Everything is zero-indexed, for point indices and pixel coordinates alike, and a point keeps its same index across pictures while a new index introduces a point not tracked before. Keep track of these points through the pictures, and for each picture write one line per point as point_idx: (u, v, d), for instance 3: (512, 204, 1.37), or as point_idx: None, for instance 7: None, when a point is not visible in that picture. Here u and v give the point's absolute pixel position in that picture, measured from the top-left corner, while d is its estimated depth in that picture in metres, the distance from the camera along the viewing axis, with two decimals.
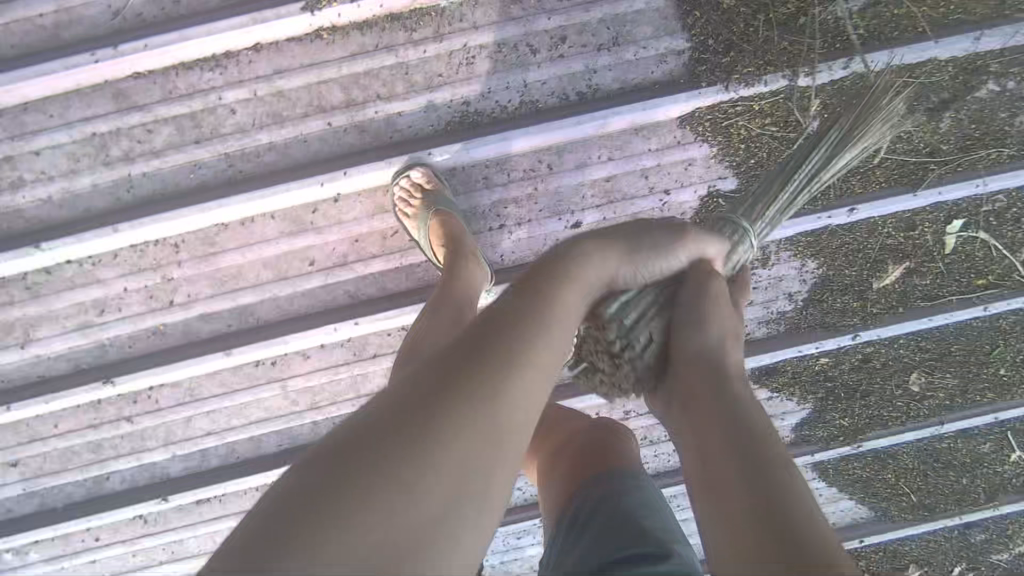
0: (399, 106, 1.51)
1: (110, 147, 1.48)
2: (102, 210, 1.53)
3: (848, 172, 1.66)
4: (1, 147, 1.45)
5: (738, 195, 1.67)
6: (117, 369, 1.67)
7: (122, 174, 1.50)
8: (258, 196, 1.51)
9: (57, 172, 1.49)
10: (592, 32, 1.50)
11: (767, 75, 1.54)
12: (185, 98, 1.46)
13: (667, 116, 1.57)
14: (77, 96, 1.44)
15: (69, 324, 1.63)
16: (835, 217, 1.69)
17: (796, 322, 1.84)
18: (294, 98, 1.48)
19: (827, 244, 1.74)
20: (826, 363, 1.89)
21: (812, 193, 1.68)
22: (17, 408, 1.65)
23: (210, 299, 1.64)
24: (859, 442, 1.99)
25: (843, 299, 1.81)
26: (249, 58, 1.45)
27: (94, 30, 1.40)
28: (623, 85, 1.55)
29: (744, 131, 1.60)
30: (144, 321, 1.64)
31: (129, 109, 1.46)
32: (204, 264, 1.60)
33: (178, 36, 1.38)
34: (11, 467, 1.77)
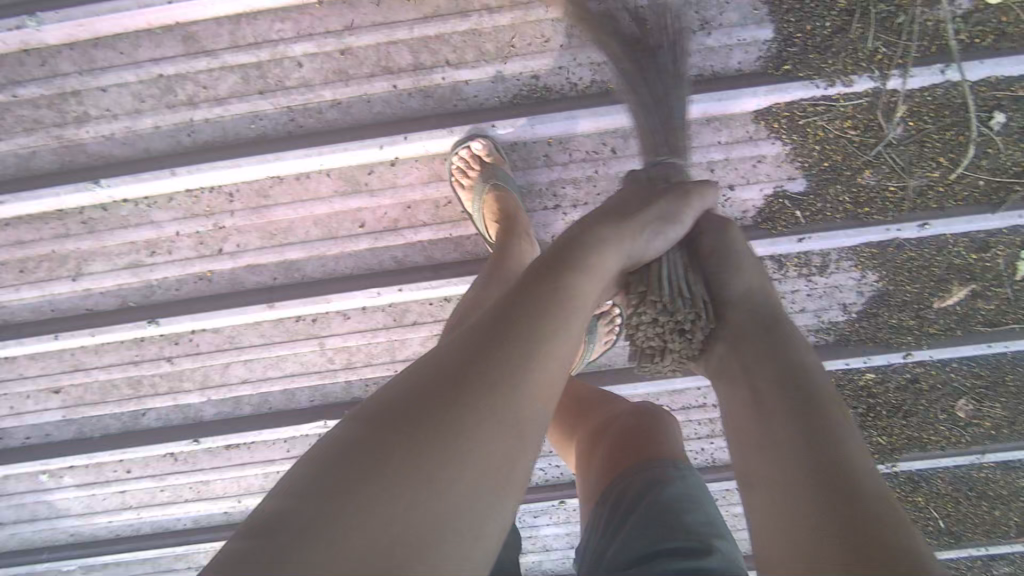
0: (467, 73, 1.48)
1: (176, 90, 1.48)
2: (163, 152, 1.54)
3: (926, 185, 1.58)
4: (69, 81, 1.46)
5: (804, 198, 1.61)
6: (161, 311, 1.68)
7: (185, 118, 1.50)
8: (317, 152, 1.50)
9: (122, 110, 1.49)
10: (675, 14, 1.44)
11: (854, 75, 1.47)
12: (253, 47, 1.44)
13: (746, 108, 1.50)
14: (147, 36, 1.43)
15: (120, 262, 1.65)
16: (904, 231, 1.62)
17: (846, 333, 1.78)
18: (361, 57, 1.46)
19: (891, 257, 1.68)
20: (871, 378, 1.83)
21: (883, 204, 1.61)
22: (65, 338, 1.68)
23: (259, 250, 1.65)
24: (892, 461, 1.94)
25: (899, 315, 1.74)
26: (320, 12, 1.42)
27: None
28: (699, 73, 1.50)
29: (820, 132, 1.54)
30: (193, 267, 1.66)
31: (197, 53, 1.45)
32: (256, 215, 1.60)
33: None
34: (52, 394, 1.81)
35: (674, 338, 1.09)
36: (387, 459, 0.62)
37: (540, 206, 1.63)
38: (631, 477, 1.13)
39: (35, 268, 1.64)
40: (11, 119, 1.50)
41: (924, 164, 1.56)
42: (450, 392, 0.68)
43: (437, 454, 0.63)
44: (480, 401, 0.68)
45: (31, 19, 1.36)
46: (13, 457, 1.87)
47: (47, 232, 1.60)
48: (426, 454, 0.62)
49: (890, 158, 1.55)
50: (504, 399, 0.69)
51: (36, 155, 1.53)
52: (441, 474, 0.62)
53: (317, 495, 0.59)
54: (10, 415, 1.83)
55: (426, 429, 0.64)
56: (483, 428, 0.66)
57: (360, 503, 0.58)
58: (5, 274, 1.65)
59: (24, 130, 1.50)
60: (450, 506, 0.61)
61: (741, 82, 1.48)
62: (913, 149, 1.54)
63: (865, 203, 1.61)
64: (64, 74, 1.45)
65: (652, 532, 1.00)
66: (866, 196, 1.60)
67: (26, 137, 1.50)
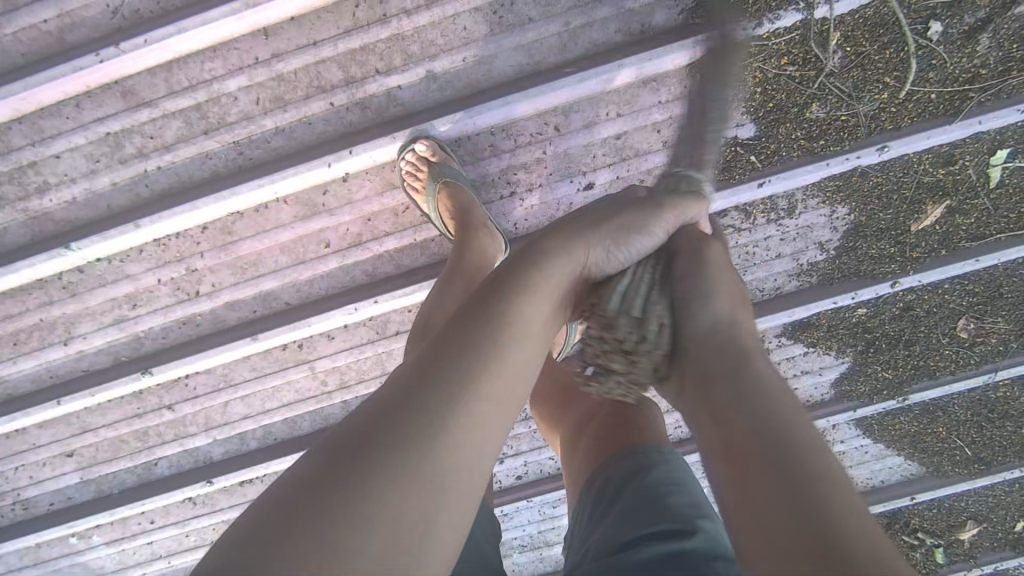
0: (398, 79, 1.50)
1: (126, 145, 1.53)
2: (125, 206, 1.58)
3: (876, 108, 1.56)
4: (24, 154, 1.51)
5: (756, 143, 1.60)
6: (153, 360, 1.72)
7: (139, 170, 1.55)
8: (269, 180, 1.52)
9: (80, 173, 1.55)
10: None
11: (779, 11, 1.46)
12: (189, 90, 1.48)
13: (677, 65, 1.50)
14: (88, 97, 1.48)
15: (106, 319, 1.69)
16: (865, 157, 1.59)
17: (829, 271, 1.76)
18: (294, 81, 1.49)
19: (858, 186, 1.65)
20: (864, 314, 1.80)
21: (837, 134, 1.59)
22: (67, 402, 1.72)
23: (234, 286, 1.68)
24: (903, 395, 1.90)
25: (879, 245, 1.72)
26: (246, 45, 1.46)
27: (97, 31, 1.44)
28: (626, 37, 1.50)
29: (757, 74, 1.53)
30: (175, 313, 1.69)
31: (138, 106, 1.49)
32: (224, 253, 1.64)
33: (174, 28, 1.40)
34: (66, 458, 1.86)
35: (618, 360, 0.96)
36: (346, 474, 0.59)
37: (495, 196, 1.65)
38: (616, 465, 1.11)
39: (26, 339, 1.70)
40: None
41: (869, 87, 1.54)
42: (388, 423, 0.64)
43: (399, 440, 0.62)
44: (437, 413, 0.65)
45: None
46: (39, 524, 1.91)
47: (31, 302, 1.66)
48: (378, 455, 0.61)
49: (834, 87, 1.54)
50: (457, 401, 0.67)
51: (7, 229, 1.58)
52: (402, 481, 0.60)
53: (303, 510, 0.56)
54: (30, 485, 1.88)
55: (376, 449, 0.61)
56: (398, 463, 0.60)
57: (324, 514, 0.56)
58: (0, 349, 1.70)
59: None
60: (402, 519, 0.58)
61: (667, 37, 1.49)
62: (856, 73, 1.53)
63: (819, 137, 1.59)
64: (18, 148, 1.51)
65: (634, 516, 0.96)
66: (818, 131, 1.58)
67: None
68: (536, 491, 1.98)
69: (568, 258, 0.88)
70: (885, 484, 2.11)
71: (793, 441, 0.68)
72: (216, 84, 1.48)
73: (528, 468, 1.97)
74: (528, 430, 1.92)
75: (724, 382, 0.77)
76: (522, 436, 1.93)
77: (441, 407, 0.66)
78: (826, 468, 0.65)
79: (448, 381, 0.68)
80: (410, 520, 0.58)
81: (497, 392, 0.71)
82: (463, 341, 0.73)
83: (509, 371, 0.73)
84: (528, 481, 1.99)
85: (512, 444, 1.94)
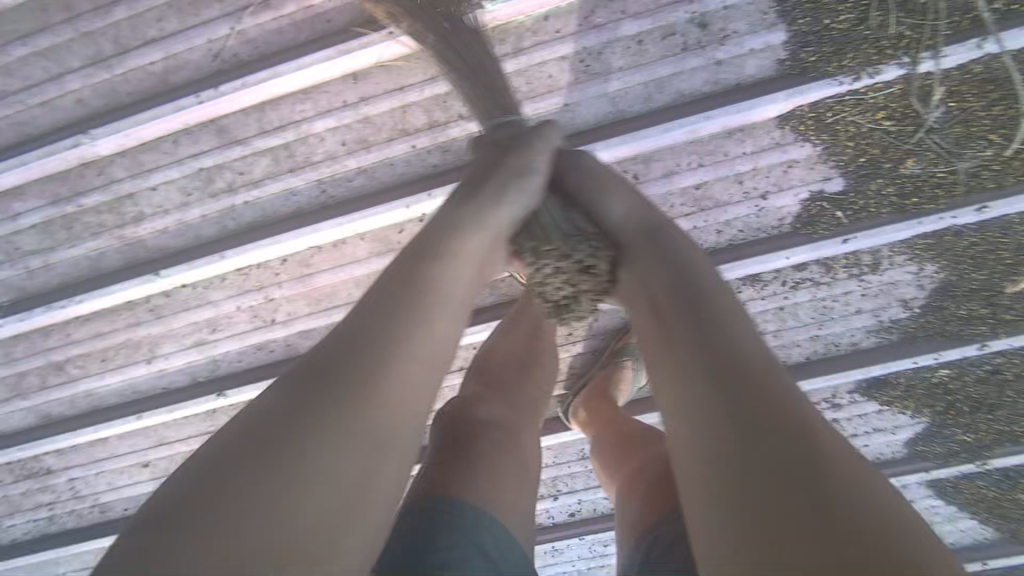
0: (480, 124, 1.51)
1: (217, 179, 1.59)
2: (213, 237, 1.64)
3: (978, 166, 1.49)
4: (124, 185, 1.59)
5: (846, 197, 1.55)
6: (227, 382, 1.77)
7: (228, 204, 1.60)
8: (349, 219, 1.56)
9: (172, 204, 1.61)
10: (681, 34, 1.43)
11: (882, 64, 1.41)
12: (280, 130, 1.53)
13: (767, 117, 1.47)
14: (185, 134, 1.55)
15: (187, 341, 1.75)
16: (961, 217, 1.53)
17: (910, 330, 1.68)
18: (379, 123, 1.52)
19: (951, 245, 1.58)
20: (947, 374, 1.72)
21: (932, 192, 1.53)
22: (148, 417, 1.80)
23: (309, 317, 1.71)
24: (985, 460, 1.80)
25: (968, 305, 1.64)
26: (336, 88, 1.50)
27: (198, 72, 1.50)
28: (712, 88, 1.48)
29: (852, 128, 1.48)
30: (251, 338, 1.74)
31: (231, 143, 1.55)
32: (302, 284, 1.67)
33: (270, 72, 1.45)
34: (142, 468, 1.92)
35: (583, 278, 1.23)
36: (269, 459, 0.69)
37: None
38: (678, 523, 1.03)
39: (114, 355, 1.77)
40: (79, 226, 1.64)
41: (972, 144, 1.48)
42: (345, 366, 0.78)
43: (294, 453, 0.69)
44: (355, 407, 0.74)
45: (86, 136, 1.51)
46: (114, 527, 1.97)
47: (120, 322, 1.73)
48: (311, 445, 0.70)
49: (932, 143, 1.48)
50: (376, 407, 0.75)
51: (104, 254, 1.67)
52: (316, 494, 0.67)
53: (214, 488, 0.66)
54: (107, 490, 1.96)
55: (328, 407, 0.73)
56: (323, 452, 0.70)
57: (206, 528, 0.62)
58: (90, 364, 1.78)
59: (91, 234, 1.64)
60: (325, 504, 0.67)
61: (756, 89, 1.45)
62: (958, 129, 1.47)
63: (913, 194, 1.53)
64: (119, 180, 1.59)
65: None
66: (913, 187, 1.53)
67: (93, 239, 1.65)
68: (592, 530, 1.97)
69: (479, 226, 1.03)
70: (957, 546, 2.02)
71: (793, 416, 0.72)
72: (306, 124, 1.52)
73: (583, 505, 1.97)
74: (588, 469, 1.91)
75: (707, 358, 0.80)
76: (582, 475, 1.92)
77: (384, 374, 0.78)
78: (844, 472, 0.67)
79: (380, 356, 0.79)
80: (333, 498, 0.68)
81: (407, 395, 0.79)
82: (394, 327, 0.83)
83: (433, 347, 0.85)
84: (584, 517, 1.98)
85: (569, 482, 1.93)
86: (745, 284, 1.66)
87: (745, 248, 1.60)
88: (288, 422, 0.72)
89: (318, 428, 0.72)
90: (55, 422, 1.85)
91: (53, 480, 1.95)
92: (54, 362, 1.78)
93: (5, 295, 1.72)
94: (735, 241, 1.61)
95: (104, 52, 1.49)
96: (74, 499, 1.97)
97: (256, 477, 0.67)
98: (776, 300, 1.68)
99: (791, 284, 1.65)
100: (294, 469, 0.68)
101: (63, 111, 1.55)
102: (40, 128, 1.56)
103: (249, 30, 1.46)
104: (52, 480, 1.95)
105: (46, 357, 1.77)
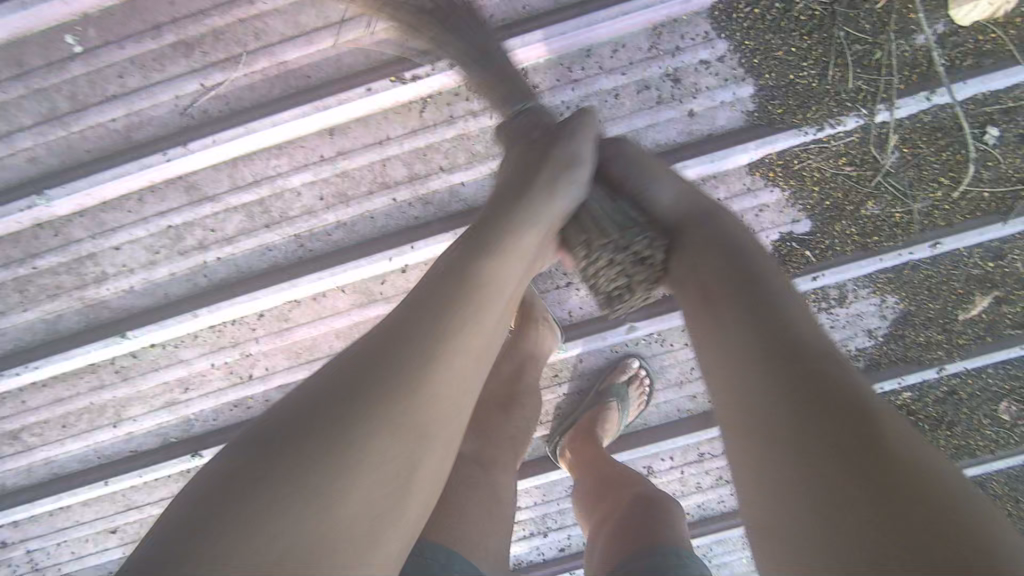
0: (461, 175, 1.50)
1: (186, 237, 1.52)
2: (183, 295, 1.57)
3: (930, 206, 1.61)
4: (83, 246, 1.50)
5: (812, 238, 1.63)
6: (204, 441, 1.70)
7: (198, 261, 1.54)
8: (329, 273, 1.52)
9: (138, 264, 1.53)
10: (656, 87, 1.49)
11: (843, 115, 1.51)
12: (253, 186, 1.48)
13: (738, 165, 1.55)
14: (149, 191, 1.48)
15: (158, 401, 1.68)
16: (917, 253, 1.64)
17: (876, 357, 1.78)
18: (358, 177, 1.49)
19: (909, 278, 1.69)
20: (909, 397, 1.82)
21: (891, 231, 1.63)
22: (116, 482, 1.70)
23: (289, 371, 1.66)
24: None
25: (926, 333, 1.74)
26: (312, 143, 1.46)
27: (162, 128, 1.43)
28: (687, 137, 1.53)
29: (818, 173, 1.57)
30: (227, 396, 1.68)
31: (200, 200, 1.49)
32: (280, 339, 1.63)
33: (243, 129, 1.40)
34: (110, 534, 1.83)
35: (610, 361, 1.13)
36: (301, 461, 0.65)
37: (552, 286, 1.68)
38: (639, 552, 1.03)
39: (77, 420, 1.67)
40: (33, 289, 1.54)
41: (925, 186, 1.59)
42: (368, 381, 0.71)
43: (358, 447, 0.67)
44: (399, 406, 0.70)
45: (41, 198, 1.43)
46: None
47: (83, 385, 1.64)
48: (347, 460, 0.66)
49: (890, 186, 1.58)
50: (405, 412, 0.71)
51: (63, 316, 1.57)
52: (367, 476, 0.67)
53: (247, 482, 0.63)
54: (72, 559, 1.85)
55: (363, 399, 0.70)
56: (369, 470, 0.67)
57: (196, 525, 0.61)
58: (50, 431, 1.68)
59: (47, 297, 1.55)
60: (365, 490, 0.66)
61: (727, 140, 1.52)
62: (912, 172, 1.57)
63: (874, 233, 1.63)
64: (77, 240, 1.50)
65: None
66: (874, 227, 1.62)
67: (50, 302, 1.55)
68: (581, 563, 1.98)
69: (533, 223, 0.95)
70: None
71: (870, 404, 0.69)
72: (283, 179, 1.48)
73: (573, 539, 1.97)
74: (574, 505, 1.93)
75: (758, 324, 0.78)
76: (567, 510, 1.94)
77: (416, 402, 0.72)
78: (912, 454, 0.65)
79: (422, 355, 0.74)
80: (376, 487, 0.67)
81: (451, 395, 0.75)
82: (431, 326, 0.77)
83: (481, 340, 0.80)
84: (573, 551, 1.99)
85: (557, 518, 1.95)
86: None
87: None
88: (323, 409, 0.69)
89: (362, 410, 0.69)
90: (12, 492, 1.74)
91: (10, 553, 1.84)
92: (9, 431, 1.68)
93: None
94: None
95: (59, 108, 1.41)
96: (34, 571, 1.85)
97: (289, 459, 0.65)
98: None
99: None
100: (347, 463, 0.66)
101: (9, 169, 1.44)
102: None
103: (219, 85, 1.41)
104: (9, 554, 1.84)
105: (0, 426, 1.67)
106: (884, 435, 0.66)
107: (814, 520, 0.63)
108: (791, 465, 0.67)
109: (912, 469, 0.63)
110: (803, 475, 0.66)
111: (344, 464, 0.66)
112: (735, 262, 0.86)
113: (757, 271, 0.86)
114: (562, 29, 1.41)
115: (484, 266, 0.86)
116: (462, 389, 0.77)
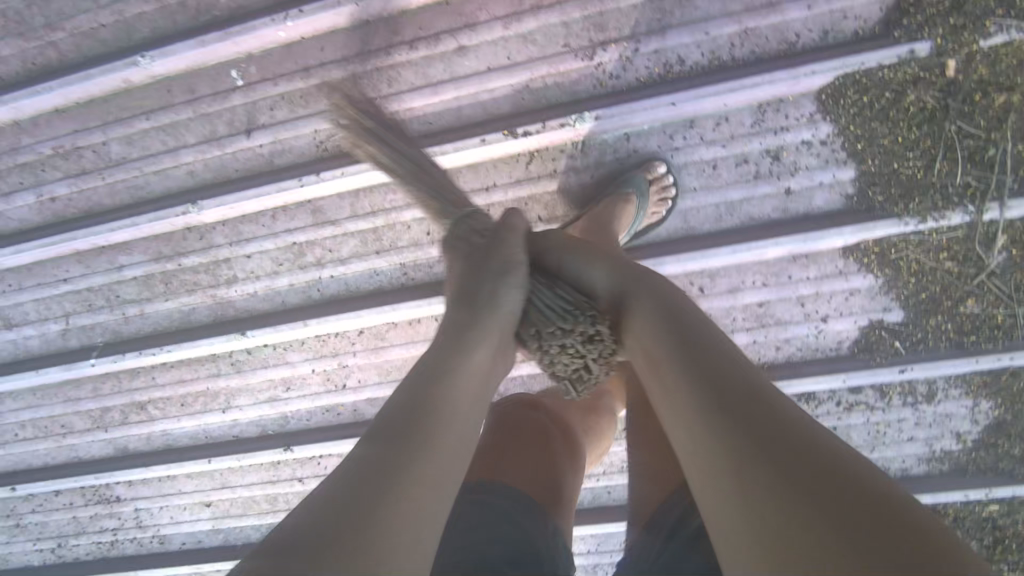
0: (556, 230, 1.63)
1: (306, 253, 1.71)
2: (297, 304, 1.76)
3: None
4: (222, 250, 1.73)
5: (903, 329, 1.60)
6: (295, 438, 1.88)
7: (314, 276, 1.72)
8: (427, 302, 1.67)
9: (263, 272, 1.74)
10: (755, 162, 1.52)
11: (948, 210, 1.48)
12: (371, 215, 1.65)
13: (833, 247, 1.55)
14: (283, 211, 1.68)
15: (261, 396, 1.87)
16: (1020, 359, 1.56)
17: (963, 462, 1.70)
18: None
19: (1008, 384, 1.61)
20: (996, 511, 1.71)
21: (991, 332, 1.57)
22: (216, 462, 1.91)
23: (378, 385, 1.81)
24: None
25: (1021, 445, 1.65)
26: None
27: (302, 157, 1.64)
28: (782, 215, 1.55)
29: (916, 265, 1.55)
30: (321, 400, 1.84)
31: (324, 223, 1.67)
32: (374, 355, 1.78)
33: (369, 165, 1.57)
34: (204, 507, 2.04)
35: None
36: (391, 464, 0.73)
37: None
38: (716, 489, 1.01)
39: (192, 402, 1.90)
40: (176, 282, 1.78)
41: None
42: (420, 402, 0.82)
43: (418, 448, 0.76)
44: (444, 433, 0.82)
45: (192, 206, 1.66)
46: (172, 560, 2.09)
47: (202, 371, 1.86)
48: (428, 462, 0.75)
49: (994, 285, 1.53)
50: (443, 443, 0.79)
51: (196, 309, 1.80)
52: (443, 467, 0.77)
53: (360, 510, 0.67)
54: (169, 524, 2.07)
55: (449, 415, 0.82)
56: (434, 460, 0.76)
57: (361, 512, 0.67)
58: (168, 407, 1.91)
59: (186, 291, 1.78)
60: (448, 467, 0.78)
61: (823, 222, 1.53)
62: (1019, 275, 1.52)
63: (971, 332, 1.58)
64: (218, 245, 1.73)
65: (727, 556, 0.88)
66: (971, 326, 1.57)
67: (187, 296, 1.79)
68: None
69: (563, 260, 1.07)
70: None
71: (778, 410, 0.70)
72: (397, 213, 1.64)
73: None
74: None
75: (698, 357, 0.78)
76: None
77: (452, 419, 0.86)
78: (830, 450, 0.66)
79: (456, 346, 0.92)
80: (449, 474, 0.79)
81: (500, 386, 0.90)
82: (460, 343, 0.93)
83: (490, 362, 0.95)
84: None
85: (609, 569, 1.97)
86: (802, 400, 1.72)
87: (802, 366, 1.66)
88: (408, 411, 0.80)
89: (434, 427, 0.79)
90: (130, 455, 1.99)
91: (120, 508, 2.08)
92: (136, 402, 1.92)
93: (100, 337, 1.87)
94: (791, 358, 1.67)
95: (217, 132, 1.63)
96: (137, 528, 2.09)
97: (387, 469, 0.72)
98: (829, 419, 1.73)
99: (843, 405, 1.70)
100: (431, 468, 0.75)
101: (176, 179, 1.69)
102: (154, 192, 1.71)
103: None
104: (119, 508, 2.08)
105: (129, 396, 1.91)
106: (779, 417, 0.68)
107: (755, 497, 0.63)
108: (688, 426, 0.72)
109: (828, 465, 0.63)
110: (738, 489, 0.64)
111: (423, 472, 0.74)
112: (663, 314, 0.87)
113: (683, 311, 0.87)
114: (668, 99, 1.46)
115: (488, 330, 0.97)
116: (484, 373, 0.94)
